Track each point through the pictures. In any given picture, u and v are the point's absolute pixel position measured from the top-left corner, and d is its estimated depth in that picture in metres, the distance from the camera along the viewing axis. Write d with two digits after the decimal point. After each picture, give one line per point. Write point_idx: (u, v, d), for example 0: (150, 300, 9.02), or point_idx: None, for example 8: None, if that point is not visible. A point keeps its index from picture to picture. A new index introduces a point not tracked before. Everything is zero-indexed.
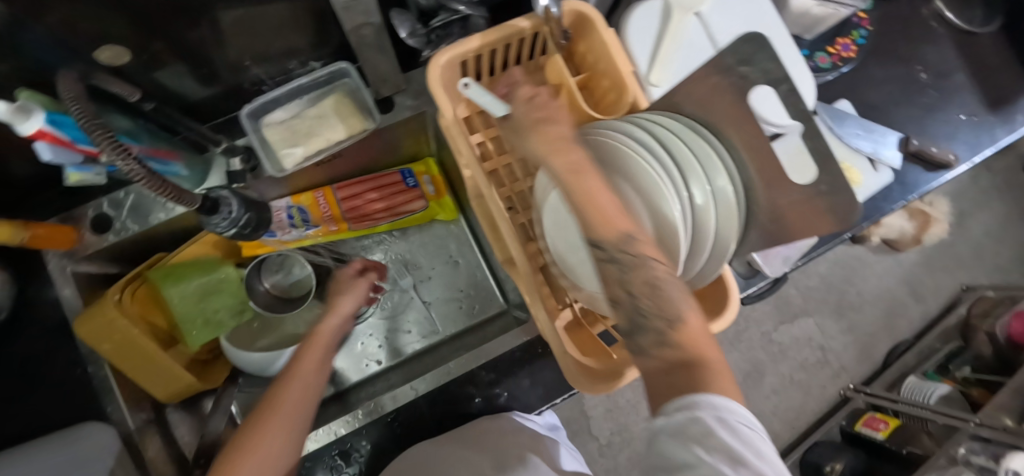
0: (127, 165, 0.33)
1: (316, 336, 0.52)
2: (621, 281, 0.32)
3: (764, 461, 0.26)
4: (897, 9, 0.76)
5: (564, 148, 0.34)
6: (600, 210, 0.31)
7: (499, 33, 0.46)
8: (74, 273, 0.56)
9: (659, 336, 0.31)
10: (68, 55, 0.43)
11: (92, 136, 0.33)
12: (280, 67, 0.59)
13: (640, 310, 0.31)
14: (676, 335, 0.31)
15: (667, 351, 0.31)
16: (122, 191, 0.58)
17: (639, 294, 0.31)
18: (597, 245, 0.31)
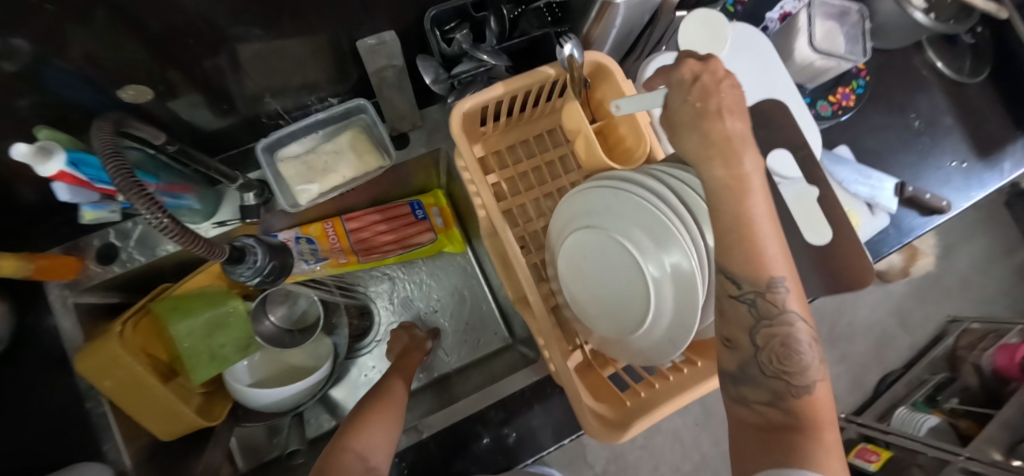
0: (157, 218, 0.33)
1: (400, 373, 0.61)
2: (751, 328, 0.32)
3: None
4: (892, 59, 0.80)
5: (734, 159, 0.28)
6: (760, 253, 0.30)
7: (522, 82, 0.48)
8: (76, 304, 0.56)
9: (773, 396, 0.32)
10: (89, 90, 0.43)
11: (125, 192, 0.32)
12: (298, 101, 0.59)
13: (760, 362, 0.32)
14: (792, 401, 0.31)
15: (780, 410, 0.32)
16: (130, 222, 0.57)
17: (766, 348, 0.32)
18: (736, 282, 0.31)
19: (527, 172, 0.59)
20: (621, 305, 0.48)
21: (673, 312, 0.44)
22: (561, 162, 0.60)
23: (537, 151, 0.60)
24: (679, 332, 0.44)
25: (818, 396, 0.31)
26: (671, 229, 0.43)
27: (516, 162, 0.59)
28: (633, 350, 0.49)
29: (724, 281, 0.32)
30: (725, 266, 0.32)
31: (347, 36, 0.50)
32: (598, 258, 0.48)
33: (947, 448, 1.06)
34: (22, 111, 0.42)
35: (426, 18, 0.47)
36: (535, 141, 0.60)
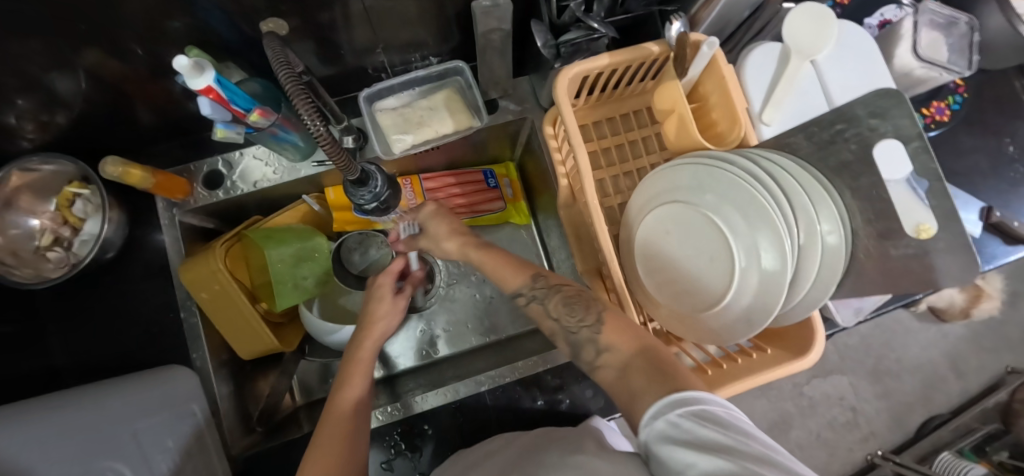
0: (315, 127, 0.34)
1: (356, 362, 0.48)
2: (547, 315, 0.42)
3: (753, 437, 0.29)
4: (991, 80, 0.77)
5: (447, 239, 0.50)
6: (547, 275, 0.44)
7: (626, 55, 0.50)
8: (181, 221, 0.60)
9: (594, 344, 0.38)
10: (234, 21, 0.47)
11: (292, 97, 0.34)
12: (400, 58, 0.63)
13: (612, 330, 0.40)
14: (603, 338, 0.38)
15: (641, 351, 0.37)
16: (239, 153, 0.62)
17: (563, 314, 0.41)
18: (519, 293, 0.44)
19: (609, 149, 0.60)
20: (693, 283, 0.49)
21: (757, 294, 0.45)
22: (645, 143, 0.61)
23: (621, 129, 0.61)
24: (756, 316, 0.45)
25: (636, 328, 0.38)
26: (767, 209, 0.44)
27: (600, 138, 0.61)
28: (700, 329, 0.49)
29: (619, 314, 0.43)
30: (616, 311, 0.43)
31: None
32: (681, 235, 0.50)
33: None
34: (172, 32, 0.46)
35: None
36: (621, 120, 0.61)
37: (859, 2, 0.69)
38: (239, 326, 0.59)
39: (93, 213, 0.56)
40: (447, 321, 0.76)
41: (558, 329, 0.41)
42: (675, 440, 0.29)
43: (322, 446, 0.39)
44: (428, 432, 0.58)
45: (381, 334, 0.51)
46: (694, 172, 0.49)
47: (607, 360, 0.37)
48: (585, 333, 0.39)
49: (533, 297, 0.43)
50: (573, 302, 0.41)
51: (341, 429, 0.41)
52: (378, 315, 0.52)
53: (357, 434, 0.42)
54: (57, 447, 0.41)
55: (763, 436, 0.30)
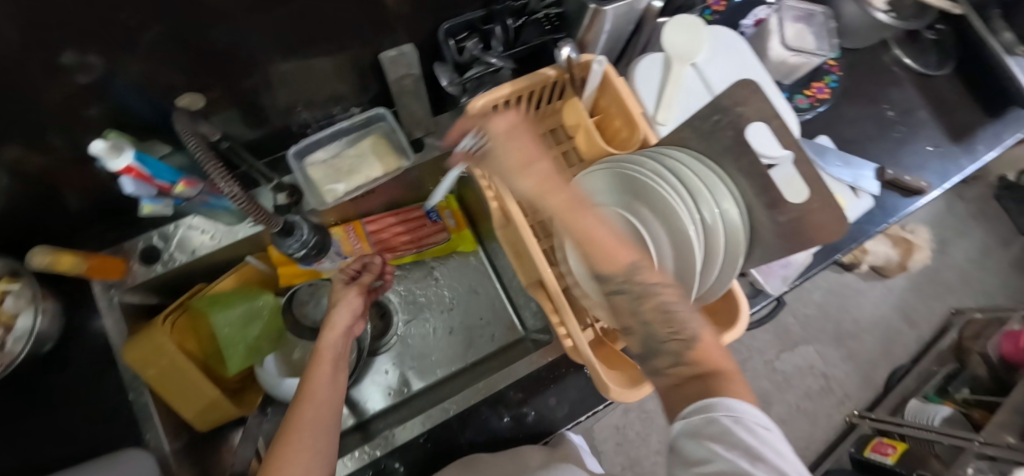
0: (230, 190, 0.38)
1: (324, 351, 0.51)
2: (632, 311, 0.38)
3: (783, 460, 0.30)
4: (862, 57, 0.87)
5: (555, 190, 0.37)
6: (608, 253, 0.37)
7: (525, 82, 0.54)
8: (121, 302, 0.60)
9: (676, 358, 0.37)
10: (149, 101, 0.49)
11: (206, 165, 0.38)
12: (324, 112, 0.66)
13: (654, 332, 0.38)
14: (692, 353, 0.36)
15: (686, 365, 0.36)
16: (173, 225, 0.62)
17: (653, 321, 0.38)
18: (607, 280, 0.38)
19: None
20: None
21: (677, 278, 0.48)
22: (565, 157, 0.65)
23: (541, 148, 0.65)
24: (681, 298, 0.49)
25: (707, 344, 0.37)
26: (671, 201, 0.48)
27: None
28: None
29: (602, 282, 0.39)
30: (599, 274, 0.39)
31: (369, 50, 0.57)
32: (605, 235, 0.54)
33: (962, 435, 1.05)
34: (90, 120, 0.48)
35: (440, 31, 0.55)
36: (540, 139, 0.66)
37: (733, 7, 0.77)
38: (193, 398, 0.58)
39: (24, 307, 0.54)
40: (410, 358, 0.76)
41: (642, 330, 0.39)
42: (703, 435, 0.32)
43: (300, 422, 0.44)
44: (400, 469, 0.58)
45: (343, 326, 0.54)
46: (605, 176, 0.53)
47: (678, 370, 0.37)
48: (674, 346, 0.37)
49: (619, 290, 0.38)
50: (665, 314, 0.37)
51: (310, 404, 0.45)
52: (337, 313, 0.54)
53: (321, 405, 0.46)
54: None
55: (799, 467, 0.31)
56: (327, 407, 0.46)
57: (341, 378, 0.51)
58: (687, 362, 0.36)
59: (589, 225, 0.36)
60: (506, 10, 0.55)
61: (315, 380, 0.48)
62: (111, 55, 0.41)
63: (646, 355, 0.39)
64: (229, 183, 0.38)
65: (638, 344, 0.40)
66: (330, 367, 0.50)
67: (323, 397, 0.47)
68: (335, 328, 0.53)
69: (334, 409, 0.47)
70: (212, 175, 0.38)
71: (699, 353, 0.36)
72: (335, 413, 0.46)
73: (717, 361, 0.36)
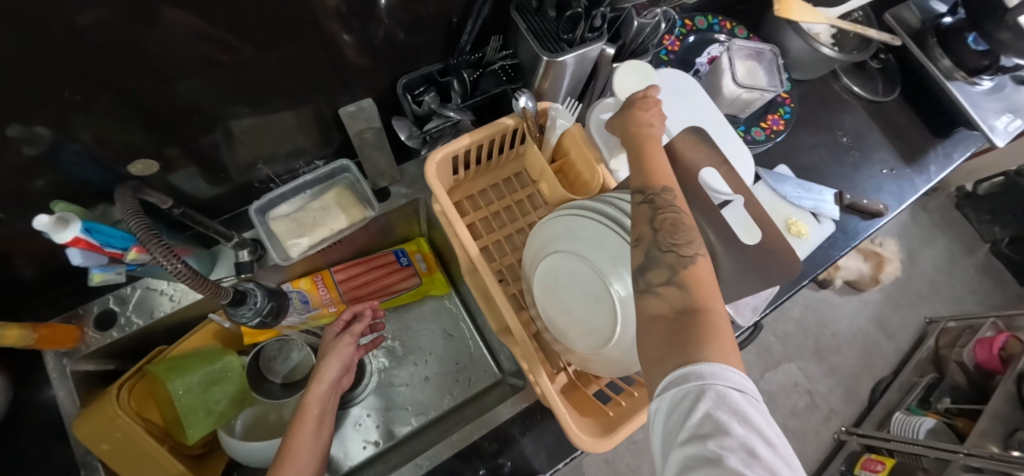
0: (173, 264, 0.42)
1: (308, 411, 0.50)
2: (649, 218, 0.37)
3: (756, 427, 0.28)
4: (813, 87, 0.91)
5: (648, 134, 0.44)
6: (658, 175, 0.40)
7: (484, 132, 0.55)
8: (73, 372, 0.58)
9: (670, 273, 0.35)
10: (100, 169, 0.49)
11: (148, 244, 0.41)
12: (288, 166, 0.66)
13: (657, 241, 0.36)
14: (683, 273, 0.34)
15: (674, 285, 0.34)
16: (130, 287, 0.61)
17: (661, 228, 0.36)
18: (641, 188, 0.39)
19: (498, 212, 0.65)
20: (590, 321, 0.52)
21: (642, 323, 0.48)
22: (530, 200, 0.66)
23: (506, 193, 0.66)
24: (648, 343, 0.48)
25: (701, 270, 0.35)
26: (627, 245, 0.48)
27: (488, 204, 0.66)
28: (607, 362, 0.52)
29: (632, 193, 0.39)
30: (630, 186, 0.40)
31: (329, 105, 0.57)
32: (564, 281, 0.54)
33: (946, 447, 1.05)
34: (37, 191, 0.47)
35: (398, 87, 0.57)
36: (505, 184, 0.67)
37: (687, 47, 0.81)
38: (149, 469, 0.56)
39: None
40: (385, 407, 0.74)
41: (650, 239, 0.37)
42: (676, 411, 0.29)
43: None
44: None
45: (332, 379, 0.54)
46: (568, 221, 0.53)
47: (668, 292, 0.34)
48: (672, 257, 0.35)
49: (646, 198, 0.38)
50: (677, 229, 0.36)
51: (289, 470, 0.45)
52: (326, 364, 0.54)
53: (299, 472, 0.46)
54: None
55: (774, 431, 0.29)
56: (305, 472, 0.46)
57: (322, 438, 0.51)
58: (677, 282, 0.34)
59: (658, 154, 0.42)
60: (461, 64, 0.57)
61: (299, 441, 0.48)
62: (54, 129, 0.40)
63: (642, 267, 0.37)
64: (162, 250, 0.41)
65: (636, 252, 0.37)
66: (314, 426, 0.50)
67: (302, 464, 0.47)
68: (323, 382, 0.53)
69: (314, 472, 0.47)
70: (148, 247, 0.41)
71: (693, 276, 0.34)
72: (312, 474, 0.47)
73: (703, 300, 0.34)
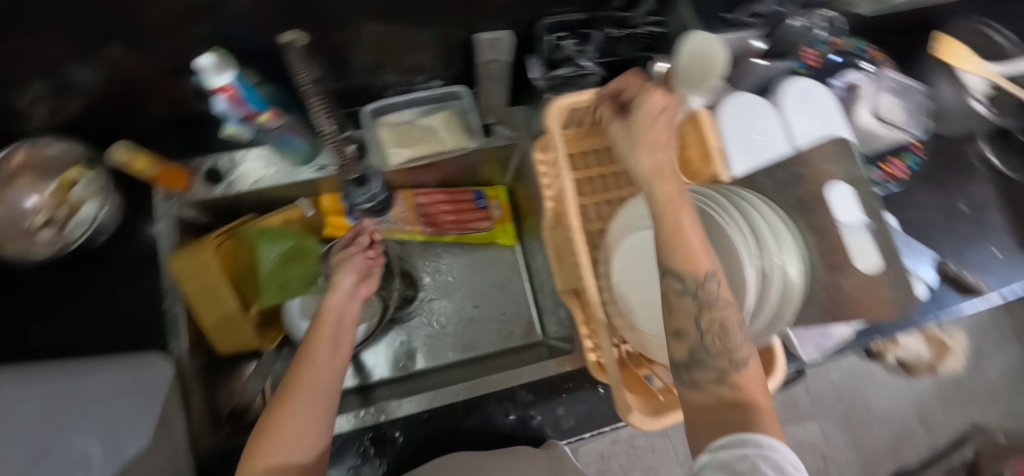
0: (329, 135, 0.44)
1: (325, 316, 0.49)
2: (694, 317, 0.36)
3: None
4: (946, 144, 0.84)
5: (668, 178, 0.36)
6: (690, 250, 0.35)
7: (613, 93, 0.54)
8: (175, 214, 0.62)
9: (721, 374, 0.35)
10: (252, 31, 0.51)
11: None
12: (407, 78, 0.67)
13: (705, 344, 0.36)
14: (734, 376, 0.35)
15: (726, 387, 0.35)
16: (242, 153, 0.64)
17: (709, 331, 0.36)
18: (678, 277, 0.35)
19: (593, 178, 0.65)
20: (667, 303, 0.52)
21: None
22: (626, 174, 0.66)
23: (606, 160, 0.65)
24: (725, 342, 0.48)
25: (748, 375, 0.35)
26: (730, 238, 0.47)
27: (586, 167, 0.65)
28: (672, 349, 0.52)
29: (667, 278, 0.36)
30: (665, 266, 0.36)
31: (466, 27, 0.57)
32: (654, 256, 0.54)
33: None
34: (195, 36, 0.49)
35: (540, 25, 0.56)
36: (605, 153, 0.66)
37: (828, 64, 0.72)
38: (219, 318, 0.60)
39: (92, 197, 0.57)
40: (428, 333, 0.76)
41: (695, 338, 0.36)
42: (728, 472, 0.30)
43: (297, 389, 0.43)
44: (399, 439, 0.59)
45: (350, 286, 0.52)
46: None
47: (722, 392, 0.35)
48: (722, 361, 0.35)
49: (688, 290, 0.35)
50: (725, 319, 0.36)
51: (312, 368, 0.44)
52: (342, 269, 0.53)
53: (322, 373, 0.45)
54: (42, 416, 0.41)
55: None
56: (327, 374, 0.45)
57: (343, 343, 0.49)
58: (732, 383, 0.35)
59: (690, 224, 0.36)
60: (608, 20, 0.57)
61: (318, 343, 0.47)
62: None
63: (687, 367, 0.36)
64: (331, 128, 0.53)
65: (684, 352, 0.36)
66: (332, 331, 0.48)
67: (320, 364, 0.46)
68: (339, 288, 0.52)
69: (336, 376, 0.46)
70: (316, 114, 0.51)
71: (740, 378, 0.35)
72: (335, 377, 0.46)
73: (755, 391, 0.35)
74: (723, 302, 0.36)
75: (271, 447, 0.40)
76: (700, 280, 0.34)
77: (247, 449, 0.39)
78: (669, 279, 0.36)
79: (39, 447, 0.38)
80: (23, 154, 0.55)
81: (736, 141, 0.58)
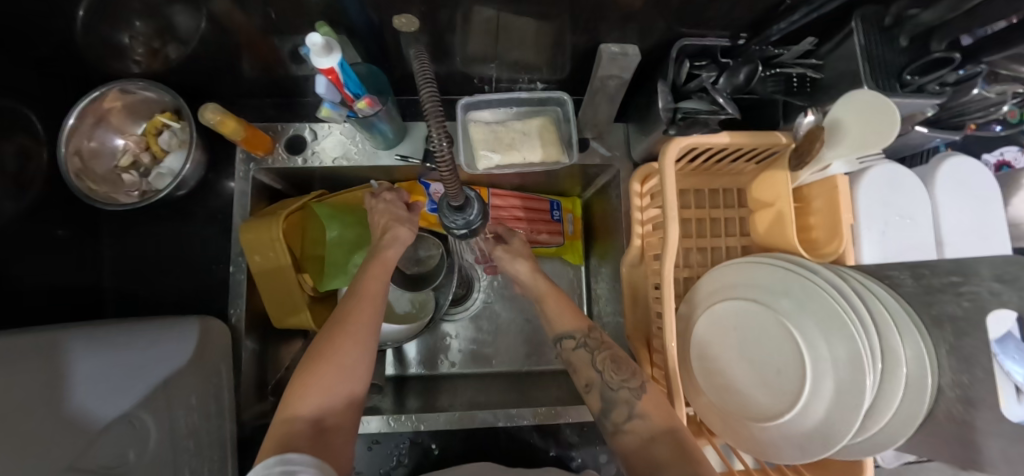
0: (438, 144, 0.32)
1: (375, 264, 0.49)
2: (591, 363, 0.50)
3: None
4: None
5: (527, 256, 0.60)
6: (557, 308, 0.55)
7: (748, 138, 0.48)
8: (254, 178, 0.61)
9: (629, 408, 0.45)
10: (365, 9, 0.46)
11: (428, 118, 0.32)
12: (510, 76, 0.61)
13: (606, 381, 0.48)
14: (638, 406, 0.45)
15: (637, 419, 0.44)
16: (328, 126, 0.62)
17: (605, 367, 0.49)
18: (572, 336, 0.52)
19: (689, 220, 0.59)
20: (754, 381, 0.48)
21: (819, 425, 0.42)
22: (726, 223, 0.60)
23: (707, 204, 0.59)
24: (811, 449, 0.42)
25: (650, 397, 0.45)
26: (840, 322, 0.43)
27: (684, 207, 0.59)
28: (744, 434, 0.47)
29: (567, 340, 0.52)
30: (562, 332, 0.53)
31: (591, 34, 0.51)
32: (743, 328, 0.49)
33: None
34: (305, 5, 0.45)
35: (676, 47, 0.48)
36: (710, 195, 0.60)
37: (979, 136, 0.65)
38: (281, 292, 0.60)
39: (175, 147, 0.59)
40: (476, 337, 0.75)
41: (599, 381, 0.48)
42: None
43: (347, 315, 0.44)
44: (435, 452, 0.59)
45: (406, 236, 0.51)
46: (757, 268, 0.49)
47: (635, 426, 0.44)
48: (625, 394, 0.46)
49: (582, 343, 0.51)
50: (617, 364, 0.49)
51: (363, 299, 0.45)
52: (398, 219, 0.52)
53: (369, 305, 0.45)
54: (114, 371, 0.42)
55: None
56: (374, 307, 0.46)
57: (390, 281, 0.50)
58: (639, 414, 0.44)
59: (553, 298, 0.56)
60: (759, 53, 0.47)
61: (360, 292, 0.46)
62: None
63: (604, 409, 0.47)
64: (440, 130, 0.32)
65: (596, 397, 0.48)
66: (380, 280, 0.48)
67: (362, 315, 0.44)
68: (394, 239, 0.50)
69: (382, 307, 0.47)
70: (427, 123, 0.32)
71: (645, 402, 0.45)
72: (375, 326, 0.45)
73: (665, 420, 0.43)
74: (605, 343, 0.51)
75: (305, 393, 0.39)
76: (586, 330, 0.51)
77: (301, 369, 0.41)
78: (566, 340, 0.52)
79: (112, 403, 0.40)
80: (115, 96, 0.56)
81: (872, 218, 0.50)
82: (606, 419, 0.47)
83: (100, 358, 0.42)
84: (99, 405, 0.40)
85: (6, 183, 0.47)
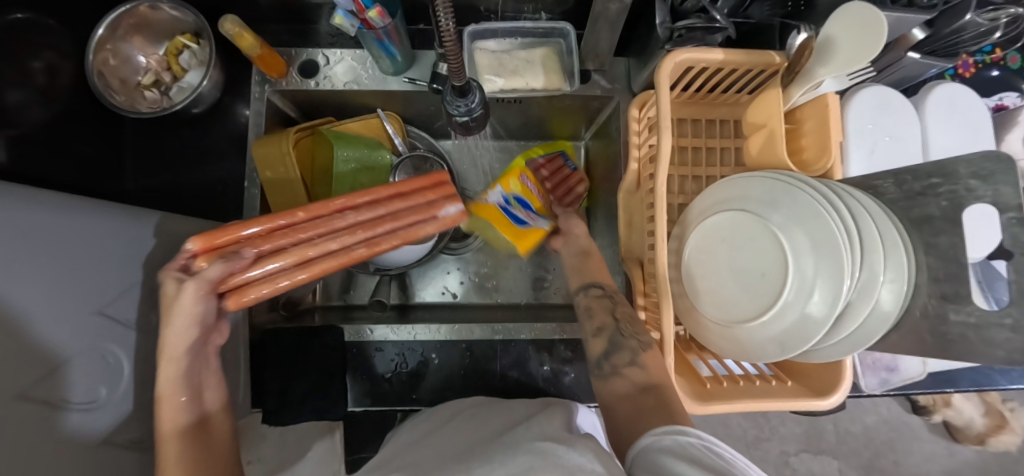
0: (445, 23, 0.37)
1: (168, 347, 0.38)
2: (610, 311, 0.55)
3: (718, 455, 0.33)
4: None
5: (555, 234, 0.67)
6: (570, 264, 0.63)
7: (739, 57, 0.50)
8: (268, 100, 0.64)
9: (631, 358, 0.49)
10: None
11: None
12: (515, 6, 0.63)
13: (620, 329, 0.52)
14: (642, 356, 0.48)
15: (637, 368, 0.48)
16: (340, 52, 0.65)
17: (622, 318, 0.53)
18: (602, 286, 0.58)
19: (686, 149, 0.61)
20: (740, 295, 0.49)
21: (794, 326, 0.45)
22: (720, 152, 0.62)
23: (703, 134, 0.62)
24: (787, 345, 0.45)
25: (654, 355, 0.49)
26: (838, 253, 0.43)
27: (681, 136, 0.62)
28: (730, 341, 0.49)
29: (598, 286, 0.58)
30: (594, 281, 0.59)
31: None
32: (734, 243, 0.50)
33: None
34: None
35: None
36: (707, 125, 0.62)
37: (979, 79, 0.66)
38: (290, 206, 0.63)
39: (195, 66, 0.63)
40: (478, 270, 0.78)
41: (613, 328, 0.53)
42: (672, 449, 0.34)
43: (166, 395, 0.38)
44: (434, 362, 0.63)
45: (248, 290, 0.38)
46: (766, 187, 0.50)
47: (631, 372, 0.47)
48: (633, 343, 0.50)
49: (608, 293, 0.57)
50: (633, 320, 0.53)
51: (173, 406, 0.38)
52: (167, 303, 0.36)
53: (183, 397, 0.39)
54: (124, 252, 0.41)
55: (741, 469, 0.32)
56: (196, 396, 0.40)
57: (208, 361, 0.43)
58: (639, 364, 0.48)
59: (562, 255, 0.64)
60: None
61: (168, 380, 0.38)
62: None
63: (608, 351, 0.51)
64: (447, 13, 0.37)
65: (604, 339, 0.52)
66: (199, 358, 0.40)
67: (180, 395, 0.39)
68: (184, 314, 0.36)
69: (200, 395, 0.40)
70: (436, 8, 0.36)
71: (649, 356, 0.48)
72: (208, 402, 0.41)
73: (658, 377, 0.46)
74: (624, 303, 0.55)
75: None
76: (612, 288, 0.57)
77: None
78: (594, 287, 0.58)
79: (118, 286, 0.40)
80: (141, 14, 0.59)
81: (859, 135, 0.52)
82: (606, 360, 0.50)
83: (116, 234, 0.41)
84: (107, 283, 0.39)
85: (32, 91, 0.50)
